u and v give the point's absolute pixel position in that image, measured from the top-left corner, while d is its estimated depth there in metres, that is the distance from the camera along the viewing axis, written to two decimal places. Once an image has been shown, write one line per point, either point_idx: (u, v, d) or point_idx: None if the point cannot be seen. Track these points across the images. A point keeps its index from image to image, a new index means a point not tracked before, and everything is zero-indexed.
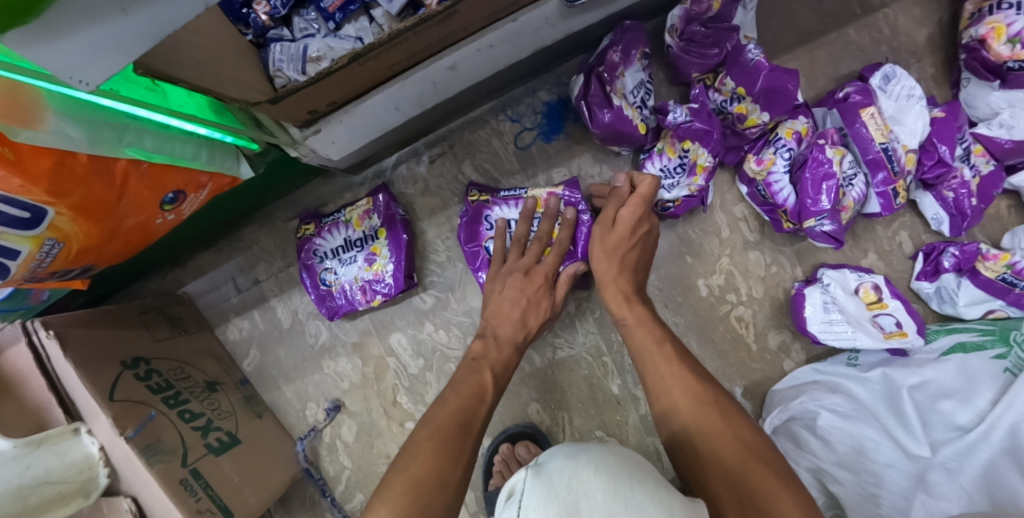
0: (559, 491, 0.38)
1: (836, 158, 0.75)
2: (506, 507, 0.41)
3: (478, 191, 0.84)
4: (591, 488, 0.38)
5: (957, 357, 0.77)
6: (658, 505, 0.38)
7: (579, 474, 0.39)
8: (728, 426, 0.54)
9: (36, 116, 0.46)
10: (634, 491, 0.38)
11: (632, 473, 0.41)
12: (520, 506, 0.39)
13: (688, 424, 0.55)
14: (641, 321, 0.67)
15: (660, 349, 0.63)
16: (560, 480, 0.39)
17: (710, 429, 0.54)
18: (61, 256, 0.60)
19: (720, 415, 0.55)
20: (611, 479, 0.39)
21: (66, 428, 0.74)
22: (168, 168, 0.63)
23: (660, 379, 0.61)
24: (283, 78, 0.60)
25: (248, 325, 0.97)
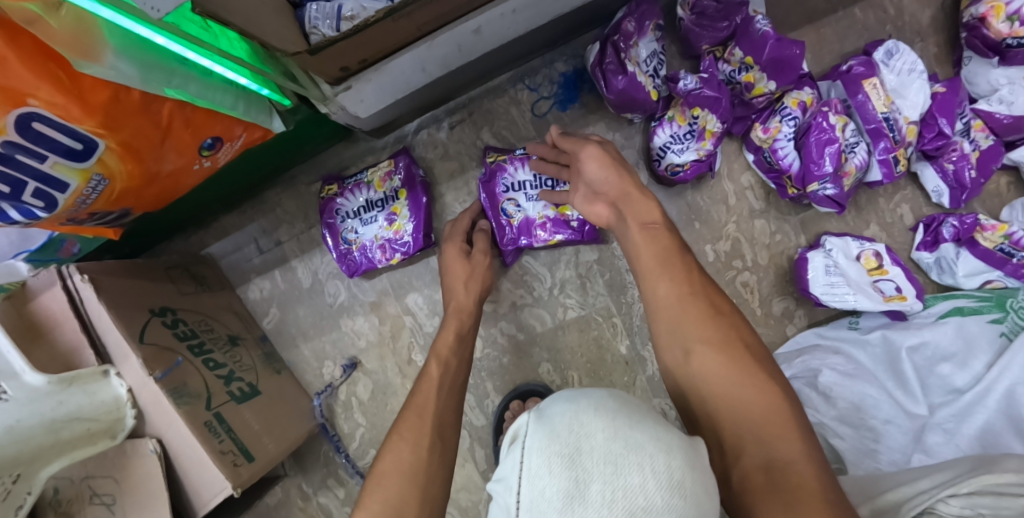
0: (559, 433, 0.38)
1: (839, 125, 0.78)
2: (510, 455, 0.41)
3: (496, 153, 0.88)
4: (590, 429, 0.38)
5: (954, 320, 0.79)
6: (659, 442, 0.37)
7: (580, 416, 0.39)
8: (759, 376, 0.48)
9: (96, 51, 0.49)
10: (633, 429, 0.37)
11: (634, 415, 0.40)
12: (523, 451, 0.39)
13: (710, 378, 0.49)
14: (650, 236, 0.59)
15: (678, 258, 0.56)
16: (560, 423, 0.39)
17: (734, 378, 0.48)
18: (104, 195, 0.64)
19: (757, 370, 0.48)
20: (612, 420, 0.38)
21: (96, 370, 0.76)
22: (209, 114, 0.67)
23: (673, 319, 0.54)
24: (318, 36, 0.64)
25: (269, 285, 1.01)
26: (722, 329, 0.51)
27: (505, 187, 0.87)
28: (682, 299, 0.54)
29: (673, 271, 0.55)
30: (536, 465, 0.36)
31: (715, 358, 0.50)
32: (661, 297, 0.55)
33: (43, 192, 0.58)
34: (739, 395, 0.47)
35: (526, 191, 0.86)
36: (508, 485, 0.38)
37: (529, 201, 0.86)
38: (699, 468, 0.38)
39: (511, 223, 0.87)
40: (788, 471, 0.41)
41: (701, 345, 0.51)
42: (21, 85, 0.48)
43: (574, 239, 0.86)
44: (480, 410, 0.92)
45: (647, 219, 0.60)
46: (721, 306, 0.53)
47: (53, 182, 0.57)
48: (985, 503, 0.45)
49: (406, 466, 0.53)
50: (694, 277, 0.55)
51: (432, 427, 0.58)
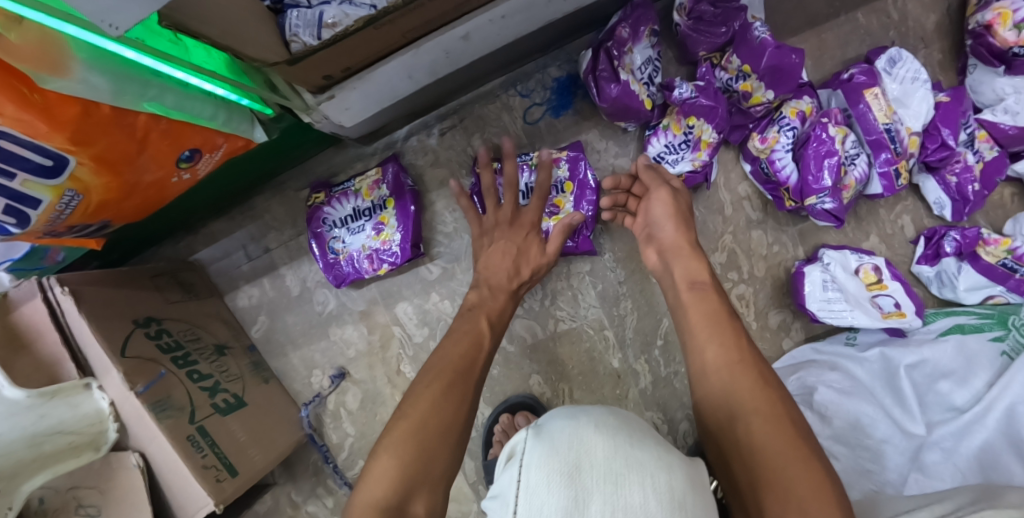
0: (559, 448, 0.36)
1: (839, 137, 0.76)
2: (507, 471, 0.39)
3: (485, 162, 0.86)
4: (591, 446, 0.36)
5: (954, 338, 0.77)
6: (659, 461, 0.36)
7: (581, 432, 0.38)
8: (807, 453, 0.44)
9: (64, 65, 0.47)
10: (634, 447, 0.36)
11: (634, 433, 0.39)
12: (521, 466, 0.37)
13: (762, 448, 0.45)
14: (697, 298, 0.61)
15: (713, 326, 0.57)
16: (559, 437, 0.37)
17: (787, 451, 0.44)
18: (79, 209, 0.62)
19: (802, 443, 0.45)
20: (612, 437, 0.37)
21: (78, 382, 0.75)
22: (186, 126, 0.65)
23: (723, 383, 0.52)
24: (299, 44, 0.61)
25: (257, 292, 0.99)
26: (775, 401, 0.49)
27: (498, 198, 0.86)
28: (735, 364, 0.53)
29: (722, 337, 0.56)
30: (535, 481, 0.35)
31: (769, 429, 0.46)
32: (709, 361, 0.55)
33: (16, 208, 0.56)
34: (790, 468, 0.43)
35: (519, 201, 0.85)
36: (504, 501, 0.36)
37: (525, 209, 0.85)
38: (699, 486, 0.37)
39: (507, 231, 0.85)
40: None
41: (754, 414, 0.48)
42: None
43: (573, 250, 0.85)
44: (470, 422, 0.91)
45: (697, 278, 0.63)
46: (774, 380, 0.51)
47: (25, 198, 0.55)
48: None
49: (430, 407, 0.50)
50: (748, 350, 0.54)
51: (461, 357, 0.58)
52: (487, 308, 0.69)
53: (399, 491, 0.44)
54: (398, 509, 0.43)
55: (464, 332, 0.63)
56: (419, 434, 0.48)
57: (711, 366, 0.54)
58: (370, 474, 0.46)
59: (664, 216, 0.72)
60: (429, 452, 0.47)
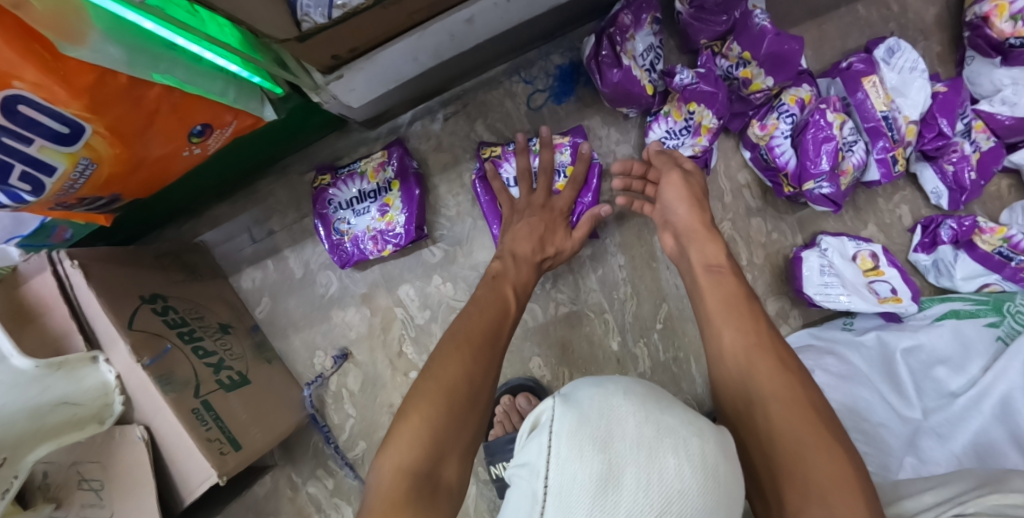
0: (589, 416, 0.36)
1: (837, 123, 0.77)
2: (534, 440, 0.38)
3: (489, 148, 0.88)
4: (621, 414, 0.36)
5: (950, 323, 0.78)
6: (691, 427, 0.36)
7: (610, 400, 0.37)
8: (829, 439, 0.43)
9: (81, 34, 0.48)
10: (665, 414, 0.36)
11: (661, 402, 0.38)
12: (551, 435, 0.36)
13: (779, 433, 0.45)
14: (713, 281, 0.62)
15: (738, 310, 0.58)
16: (589, 406, 0.37)
17: (806, 437, 0.43)
18: (92, 179, 0.64)
19: (827, 432, 0.44)
20: (642, 405, 0.37)
21: (85, 355, 0.76)
22: (197, 101, 0.66)
23: (740, 372, 0.52)
24: (309, 23, 0.60)
25: (261, 275, 1.01)
26: (795, 386, 0.48)
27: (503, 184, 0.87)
28: (755, 350, 0.52)
29: (741, 322, 0.56)
30: (568, 449, 0.34)
31: (790, 415, 0.45)
32: (728, 347, 0.55)
33: (31, 175, 0.58)
34: (810, 455, 0.42)
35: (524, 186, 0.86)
36: (534, 469, 0.35)
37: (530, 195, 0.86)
38: (731, 455, 0.37)
39: None
40: None
41: (775, 399, 0.47)
42: (6, 67, 0.47)
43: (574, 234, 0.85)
44: None
45: (713, 262, 0.64)
46: (794, 366, 0.51)
47: (40, 164, 0.57)
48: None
49: (459, 378, 0.50)
50: (767, 337, 0.54)
51: (476, 330, 0.58)
52: (511, 278, 0.71)
53: (431, 450, 0.45)
54: (430, 472, 0.44)
55: (489, 300, 0.65)
56: (443, 407, 0.48)
57: (732, 353, 0.54)
58: (395, 441, 0.46)
59: (676, 199, 0.73)
60: (458, 420, 0.48)
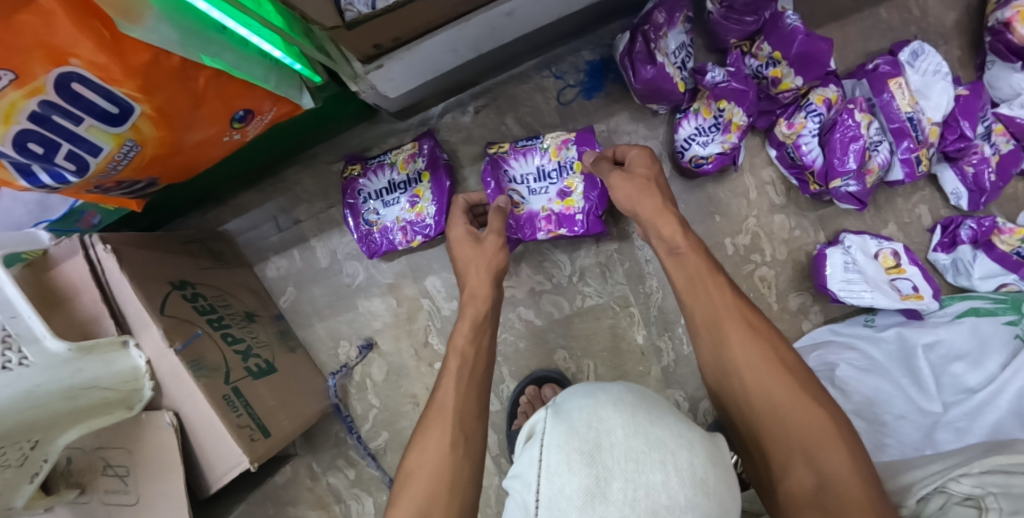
0: (578, 429, 0.43)
1: (864, 122, 0.79)
2: (530, 449, 0.46)
3: (497, 145, 0.88)
4: (610, 427, 0.43)
5: (969, 321, 0.80)
6: (680, 439, 0.43)
7: (599, 412, 0.44)
8: (804, 398, 0.52)
9: (137, 13, 0.49)
10: (651, 427, 0.43)
11: (648, 412, 0.45)
12: (542, 446, 0.43)
13: (759, 398, 0.53)
14: (677, 264, 0.63)
15: (713, 278, 0.61)
16: (578, 419, 0.44)
17: (783, 402, 0.52)
18: (134, 161, 0.64)
19: (801, 390, 0.52)
20: (630, 418, 0.44)
21: (116, 339, 0.76)
22: (242, 85, 0.67)
23: (712, 344, 0.59)
24: (353, 12, 0.61)
25: (286, 264, 1.01)
26: (766, 351, 0.55)
27: (509, 179, 0.86)
28: (723, 317, 0.58)
29: (707, 292, 0.60)
30: (556, 462, 0.41)
31: (765, 379, 0.53)
32: (698, 319, 0.61)
33: (76, 155, 0.58)
34: (789, 419, 0.51)
35: (530, 184, 0.86)
36: (526, 480, 0.43)
37: (532, 195, 0.85)
38: (714, 462, 0.43)
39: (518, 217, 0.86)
40: (836, 486, 0.47)
41: (750, 367, 0.55)
42: (65, 43, 0.47)
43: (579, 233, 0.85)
44: (494, 395, 0.93)
45: (672, 246, 0.64)
46: (761, 327, 0.57)
47: (88, 144, 0.58)
48: (997, 481, 0.48)
49: (433, 467, 0.55)
50: (732, 301, 0.59)
51: (453, 424, 0.58)
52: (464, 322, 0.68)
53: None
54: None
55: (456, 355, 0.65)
56: (429, 487, 0.54)
57: (704, 324, 0.60)
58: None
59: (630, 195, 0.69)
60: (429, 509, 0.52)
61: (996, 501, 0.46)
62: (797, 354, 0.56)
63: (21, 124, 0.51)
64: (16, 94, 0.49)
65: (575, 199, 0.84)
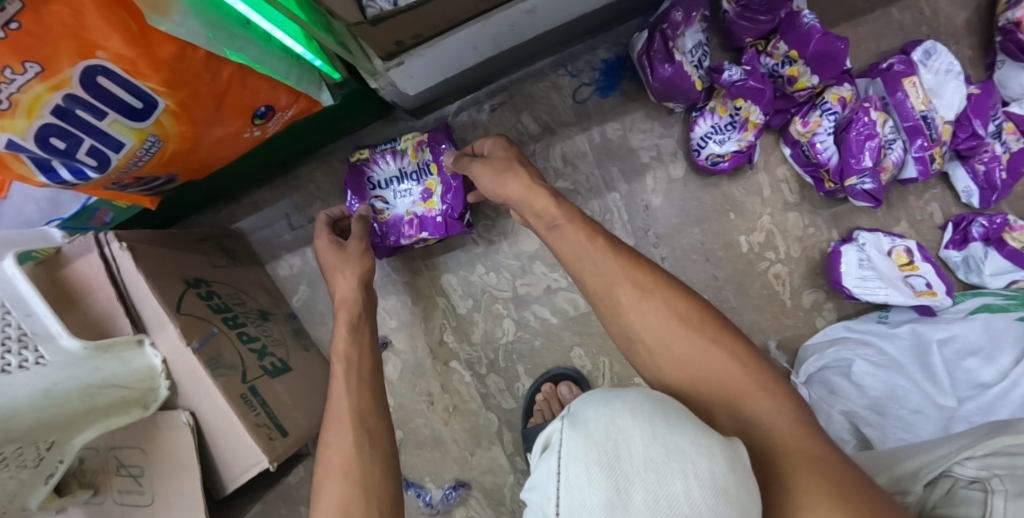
0: (595, 438, 0.35)
1: (880, 121, 0.80)
2: (545, 461, 0.39)
3: (359, 151, 0.87)
4: (628, 435, 0.35)
5: (983, 316, 0.81)
6: (702, 445, 0.35)
7: (616, 420, 0.36)
8: (704, 343, 0.49)
9: (165, 6, 0.48)
10: (673, 434, 0.35)
11: (670, 417, 0.37)
12: (559, 459, 0.36)
13: (668, 357, 0.51)
14: (557, 238, 0.59)
15: (593, 244, 0.57)
16: (595, 427, 0.36)
17: (687, 353, 0.50)
18: (156, 157, 0.64)
19: (699, 335, 0.50)
20: (650, 423, 0.36)
21: (131, 338, 0.75)
22: (265, 81, 0.66)
23: (612, 313, 0.55)
24: (375, 9, 0.60)
25: (299, 262, 1.01)
26: (660, 306, 0.52)
27: (373, 185, 0.87)
28: (614, 283, 0.54)
29: (591, 258, 0.56)
30: (575, 474, 0.34)
31: (667, 336, 0.51)
32: (590, 287, 0.56)
33: (98, 150, 0.58)
34: (698, 370, 0.49)
35: (393, 188, 0.86)
36: (545, 494, 0.36)
37: (396, 198, 0.86)
38: (742, 470, 0.36)
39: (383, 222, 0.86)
40: (760, 427, 0.45)
41: (653, 332, 0.52)
42: (94, 35, 0.47)
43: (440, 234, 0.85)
44: (510, 393, 0.93)
45: (547, 219, 0.60)
46: (654, 282, 0.54)
47: (110, 139, 0.57)
48: (1001, 463, 0.41)
49: (338, 464, 0.55)
50: (618, 262, 0.55)
51: (353, 424, 0.59)
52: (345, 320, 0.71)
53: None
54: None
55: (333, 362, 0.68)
56: (337, 491, 0.53)
57: (596, 294, 0.56)
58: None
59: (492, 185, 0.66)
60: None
61: (1000, 484, 0.39)
62: (694, 300, 0.53)
63: (44, 118, 0.51)
64: (40, 88, 0.48)
65: (436, 200, 0.85)
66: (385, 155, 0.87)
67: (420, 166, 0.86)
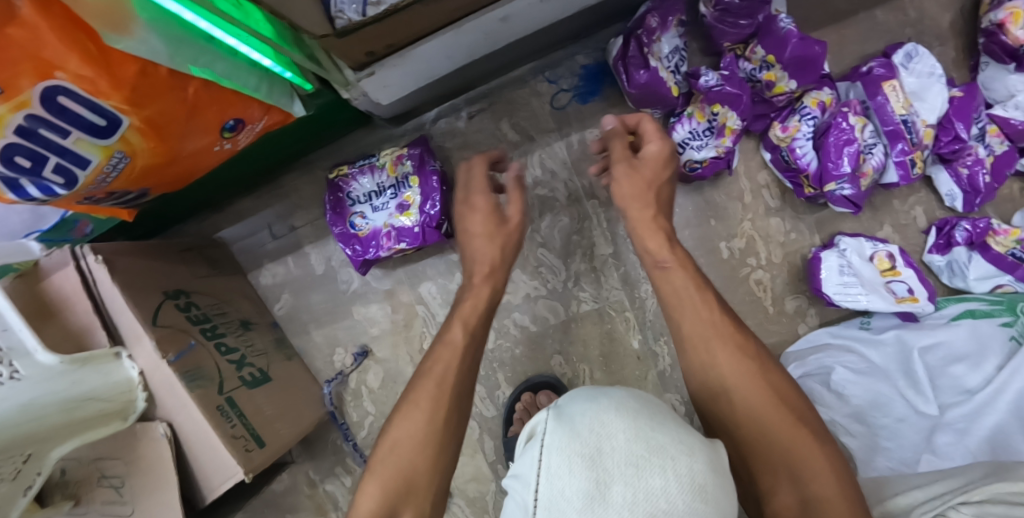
0: (579, 432, 0.38)
1: (858, 126, 0.79)
2: (528, 451, 0.41)
3: (338, 167, 0.88)
4: (612, 429, 0.38)
5: (967, 322, 0.80)
6: (683, 445, 0.37)
7: (601, 416, 0.39)
8: (790, 420, 0.51)
9: (127, 25, 0.48)
10: (655, 432, 0.38)
11: (653, 416, 0.40)
12: (542, 448, 0.39)
13: (747, 419, 0.52)
14: (660, 276, 0.63)
15: (700, 293, 0.60)
16: (580, 421, 0.39)
17: (769, 421, 0.51)
18: (124, 172, 0.64)
19: (786, 411, 0.52)
20: (633, 421, 0.39)
21: (109, 351, 0.75)
22: (233, 95, 0.66)
23: (699, 362, 0.57)
24: (344, 20, 0.59)
25: (282, 271, 1.00)
26: (754, 371, 0.54)
27: (352, 200, 0.87)
28: (712, 338, 0.57)
29: (693, 308, 0.60)
30: (557, 465, 0.37)
31: (752, 400, 0.53)
32: (686, 333, 0.59)
33: (64, 168, 0.58)
34: (776, 439, 0.50)
35: (372, 202, 0.86)
36: (526, 482, 0.38)
37: (374, 212, 0.86)
38: (721, 470, 0.38)
39: (362, 237, 0.86)
40: (822, 506, 0.46)
41: (739, 388, 0.54)
42: (51, 57, 0.47)
43: (418, 245, 0.85)
44: (490, 401, 0.93)
45: (659, 258, 0.64)
46: (751, 348, 0.56)
47: (74, 156, 0.57)
48: (998, 512, 0.51)
49: (417, 433, 0.53)
50: (720, 317, 0.58)
51: (448, 401, 0.56)
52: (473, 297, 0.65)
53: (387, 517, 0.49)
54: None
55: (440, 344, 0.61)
56: (415, 455, 0.52)
57: (689, 341, 0.58)
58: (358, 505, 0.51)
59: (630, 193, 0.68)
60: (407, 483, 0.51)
61: None
62: (785, 378, 0.55)
63: (7, 137, 0.50)
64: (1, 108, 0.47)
65: (413, 212, 0.84)
66: (363, 170, 0.87)
67: (398, 179, 0.86)
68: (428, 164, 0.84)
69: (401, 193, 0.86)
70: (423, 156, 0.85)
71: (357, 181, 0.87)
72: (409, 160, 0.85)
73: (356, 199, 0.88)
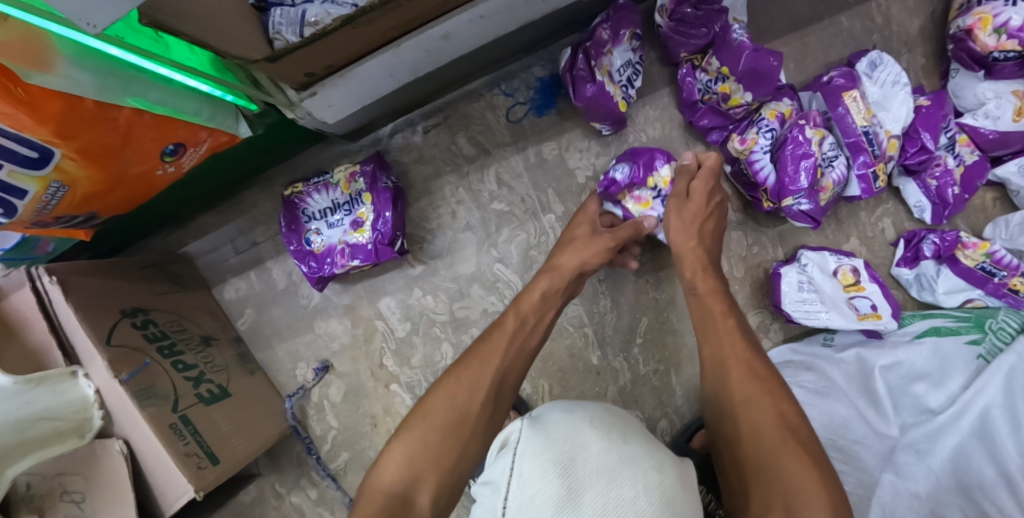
0: (554, 441, 0.38)
1: (815, 139, 0.76)
2: (501, 460, 0.40)
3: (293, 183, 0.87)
4: (586, 439, 0.39)
5: (930, 340, 0.78)
6: (653, 459, 0.38)
7: (576, 425, 0.40)
8: (792, 444, 0.52)
9: (47, 61, 0.48)
10: (627, 444, 0.39)
11: (625, 431, 0.41)
12: (515, 456, 0.38)
13: (746, 440, 0.55)
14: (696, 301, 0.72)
15: (725, 320, 0.68)
16: (555, 430, 0.40)
17: (770, 439, 0.53)
18: (65, 200, 0.63)
19: (790, 438, 0.52)
20: (606, 433, 0.40)
21: (64, 370, 0.75)
22: (170, 119, 0.66)
23: (717, 386, 0.63)
24: (281, 41, 0.59)
25: (244, 285, 1.01)
26: (767, 395, 0.58)
27: (308, 217, 0.87)
28: (727, 362, 0.63)
29: (721, 338, 0.66)
30: (528, 471, 0.36)
31: (756, 421, 0.55)
32: (707, 359, 0.66)
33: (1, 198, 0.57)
34: (775, 459, 0.51)
35: (326, 218, 0.86)
36: (496, 488, 0.37)
37: (329, 229, 0.86)
38: (690, 487, 0.39)
39: (317, 253, 0.86)
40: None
41: (746, 410, 0.57)
42: None
43: (371, 262, 0.85)
44: None
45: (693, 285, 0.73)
46: (765, 375, 0.60)
47: (10, 189, 0.56)
48: None
49: (452, 404, 0.58)
50: (740, 347, 0.64)
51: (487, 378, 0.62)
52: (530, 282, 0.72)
53: (404, 486, 0.53)
54: (405, 498, 0.52)
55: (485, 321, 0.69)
56: (442, 420, 0.57)
57: (710, 363, 0.65)
58: (383, 465, 0.55)
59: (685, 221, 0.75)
60: (433, 444, 0.56)
61: None
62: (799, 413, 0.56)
63: None
64: None
65: (366, 229, 0.84)
66: (318, 187, 0.86)
67: (352, 196, 0.85)
68: (380, 182, 0.84)
69: (355, 210, 0.85)
70: (375, 173, 0.84)
71: (312, 198, 0.87)
72: (361, 178, 0.85)
73: (312, 215, 0.88)
